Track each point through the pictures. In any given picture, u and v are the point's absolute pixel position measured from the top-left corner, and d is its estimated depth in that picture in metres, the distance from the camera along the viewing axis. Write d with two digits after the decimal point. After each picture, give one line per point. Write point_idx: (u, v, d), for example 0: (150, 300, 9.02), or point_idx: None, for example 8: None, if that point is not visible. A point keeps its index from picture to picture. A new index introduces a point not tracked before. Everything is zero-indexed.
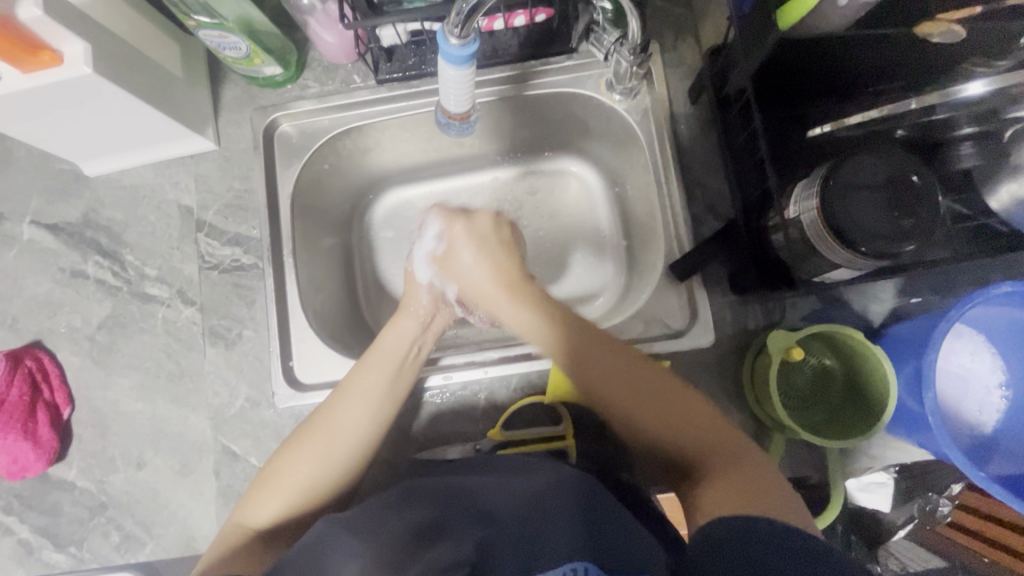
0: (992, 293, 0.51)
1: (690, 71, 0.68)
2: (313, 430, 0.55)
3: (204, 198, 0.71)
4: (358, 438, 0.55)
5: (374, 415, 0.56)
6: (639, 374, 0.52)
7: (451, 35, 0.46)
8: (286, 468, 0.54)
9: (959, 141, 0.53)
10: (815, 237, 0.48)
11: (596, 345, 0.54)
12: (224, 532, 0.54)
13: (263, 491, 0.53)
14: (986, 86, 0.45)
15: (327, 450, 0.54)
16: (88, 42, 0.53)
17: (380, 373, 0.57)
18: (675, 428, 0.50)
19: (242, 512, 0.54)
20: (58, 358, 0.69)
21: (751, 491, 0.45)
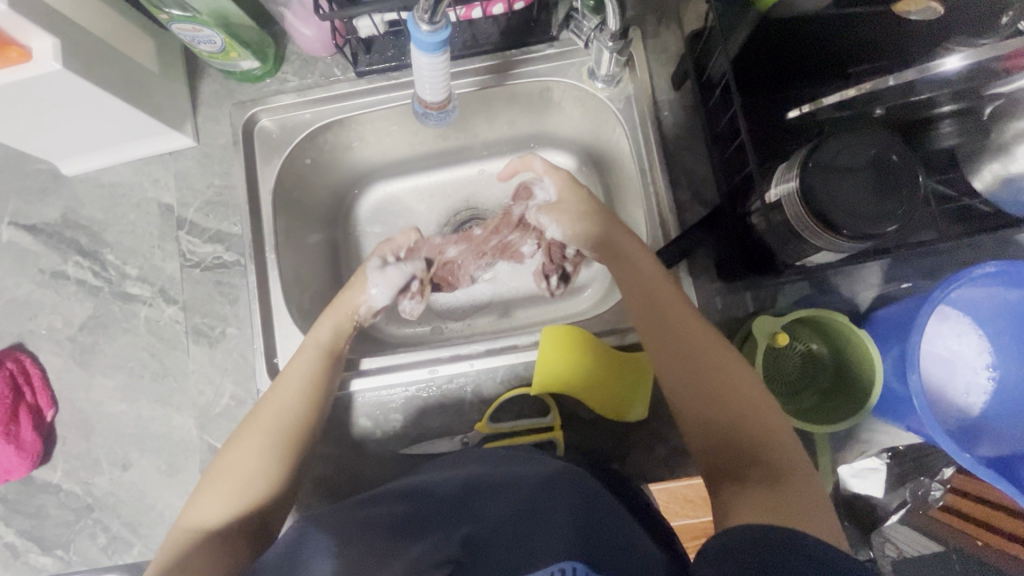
0: (976, 272, 0.50)
1: (673, 57, 0.67)
2: (252, 424, 0.56)
3: (184, 195, 0.70)
4: (298, 418, 0.56)
5: (302, 400, 0.57)
6: (714, 346, 0.53)
7: (421, 21, 0.45)
8: (231, 460, 0.54)
9: (940, 120, 0.53)
10: (796, 220, 0.47)
11: (684, 308, 0.56)
12: (165, 543, 0.50)
13: (211, 491, 0.52)
14: (962, 60, 0.44)
15: (267, 434, 0.55)
16: (57, 38, 0.52)
17: (309, 361, 0.60)
18: (739, 410, 0.49)
19: (185, 517, 0.51)
20: (40, 360, 0.68)
21: (794, 504, 0.42)
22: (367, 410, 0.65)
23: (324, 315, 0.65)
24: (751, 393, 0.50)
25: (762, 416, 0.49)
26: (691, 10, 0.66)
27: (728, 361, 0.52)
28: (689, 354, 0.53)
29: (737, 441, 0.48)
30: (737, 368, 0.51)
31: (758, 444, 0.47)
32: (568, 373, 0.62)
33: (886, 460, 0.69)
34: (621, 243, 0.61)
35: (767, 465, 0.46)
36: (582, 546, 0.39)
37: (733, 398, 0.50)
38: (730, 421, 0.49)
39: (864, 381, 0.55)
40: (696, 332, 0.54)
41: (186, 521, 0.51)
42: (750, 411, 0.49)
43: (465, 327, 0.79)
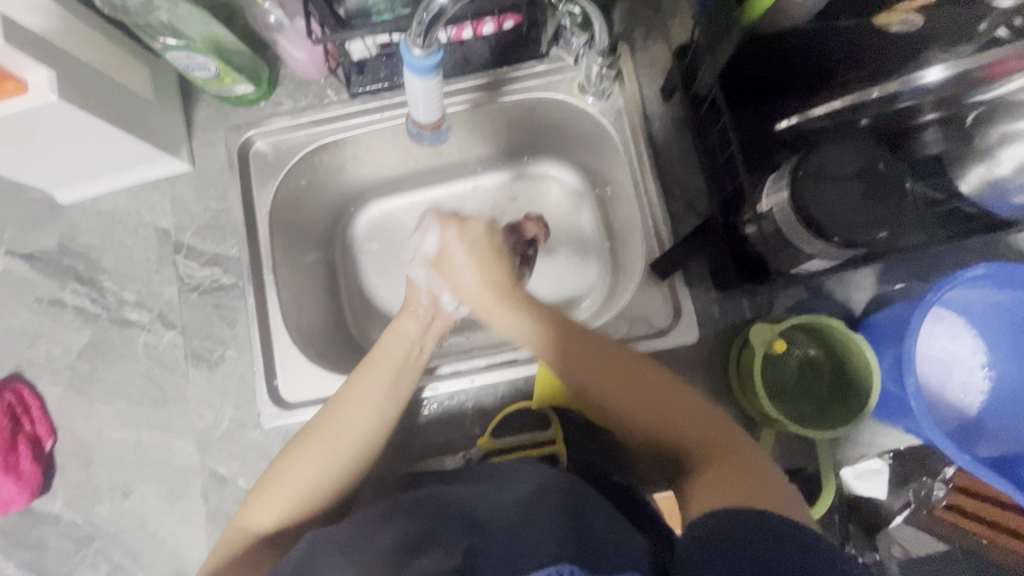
0: (967, 275, 0.51)
1: (661, 70, 0.68)
2: (318, 432, 0.55)
3: (181, 219, 0.71)
4: (360, 439, 0.55)
5: (376, 416, 0.56)
6: (622, 363, 0.53)
7: (414, 46, 0.45)
8: (290, 471, 0.53)
9: (924, 127, 0.55)
10: (789, 228, 0.48)
11: (581, 334, 0.55)
12: (225, 538, 0.54)
13: (267, 497, 0.53)
14: (942, 71, 0.47)
15: (328, 454, 0.54)
16: (53, 69, 0.53)
17: (380, 376, 0.57)
18: (666, 417, 0.51)
19: (240, 517, 0.54)
20: (38, 390, 0.68)
21: (752, 484, 0.45)
22: None
23: (393, 324, 0.62)
24: (673, 393, 0.52)
25: (691, 409, 0.51)
26: (677, 24, 0.67)
27: (642, 372, 0.53)
28: (629, 395, 0.52)
29: (675, 444, 0.50)
30: (653, 374, 0.53)
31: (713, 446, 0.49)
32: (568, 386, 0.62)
33: (888, 462, 0.70)
34: (513, 300, 0.59)
35: (711, 454, 0.48)
36: (578, 546, 0.41)
37: (658, 407, 0.51)
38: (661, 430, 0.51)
39: (863, 385, 0.55)
40: (600, 356, 0.54)
41: (242, 523, 0.53)
42: (676, 411, 0.51)
43: (464, 341, 0.79)
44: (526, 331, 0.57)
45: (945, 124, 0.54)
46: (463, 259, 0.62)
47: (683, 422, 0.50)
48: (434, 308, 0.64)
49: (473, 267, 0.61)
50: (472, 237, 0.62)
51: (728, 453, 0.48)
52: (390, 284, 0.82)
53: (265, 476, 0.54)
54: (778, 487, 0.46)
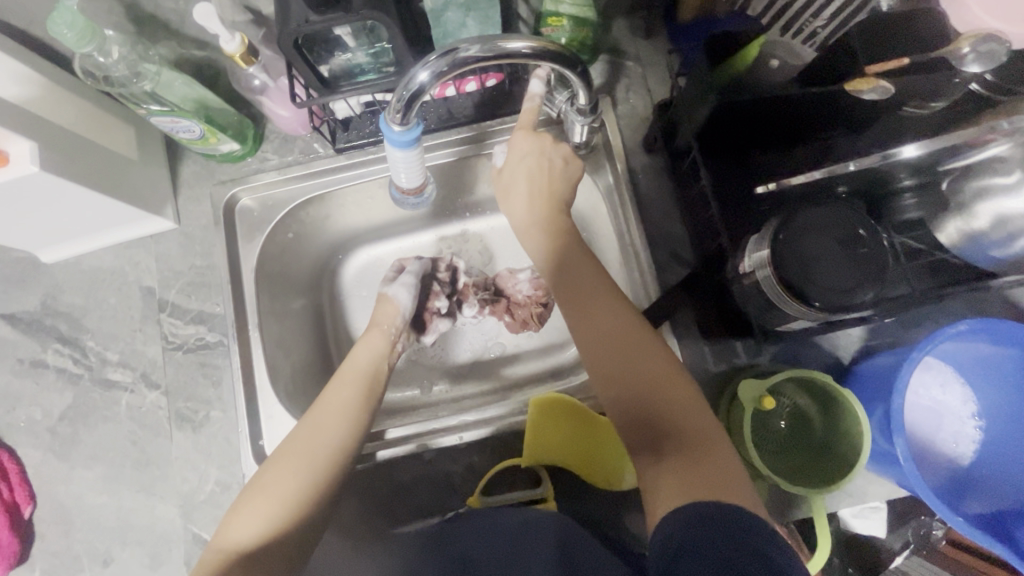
0: (952, 331, 0.50)
1: (643, 121, 0.69)
2: (295, 439, 0.55)
3: (165, 277, 0.70)
4: (335, 447, 0.55)
5: (349, 422, 0.56)
6: (629, 326, 0.54)
7: (393, 122, 0.46)
8: (269, 482, 0.53)
9: (902, 193, 0.56)
10: (769, 290, 0.48)
11: (595, 284, 0.57)
12: (206, 559, 0.51)
13: (246, 508, 0.52)
14: (917, 149, 0.49)
15: (306, 461, 0.54)
16: (35, 141, 0.53)
17: (352, 389, 0.59)
18: (650, 388, 0.51)
19: (219, 537, 0.51)
20: (18, 454, 0.66)
21: (713, 476, 0.45)
22: (357, 491, 0.64)
23: (366, 338, 0.65)
24: (662, 368, 0.52)
25: (676, 390, 0.51)
26: (657, 77, 0.68)
27: (641, 340, 0.54)
28: (626, 362, 0.53)
29: (652, 420, 0.50)
30: (648, 344, 0.53)
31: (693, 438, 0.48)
32: (557, 444, 0.61)
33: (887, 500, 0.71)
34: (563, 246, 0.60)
35: (679, 441, 0.48)
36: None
37: (646, 378, 0.52)
38: (641, 402, 0.51)
39: (854, 437, 0.54)
40: (608, 311, 0.55)
41: (218, 540, 0.51)
42: (660, 388, 0.51)
43: (455, 389, 0.78)
44: (556, 268, 0.60)
45: (922, 189, 0.55)
46: (522, 193, 0.62)
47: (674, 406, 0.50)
48: (404, 330, 0.68)
49: (521, 176, 0.61)
50: (528, 150, 0.61)
51: (696, 442, 0.48)
52: None
53: (246, 487, 0.53)
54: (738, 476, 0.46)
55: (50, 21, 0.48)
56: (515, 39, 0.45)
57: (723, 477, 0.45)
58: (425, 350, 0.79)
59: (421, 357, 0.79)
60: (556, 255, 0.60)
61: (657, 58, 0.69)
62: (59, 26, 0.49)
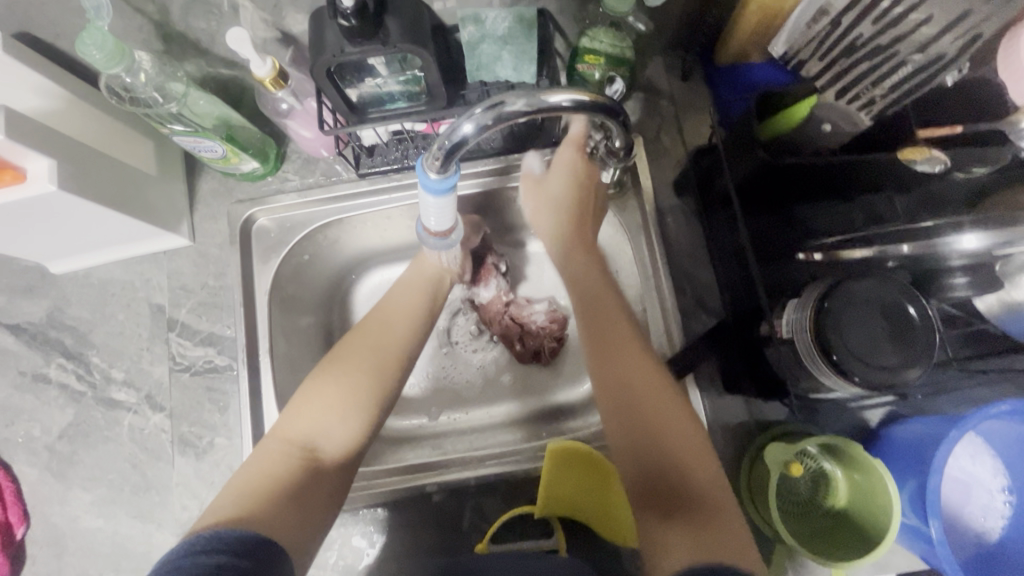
0: (993, 411, 0.49)
1: (674, 163, 0.67)
2: (364, 335, 0.59)
3: (176, 294, 0.68)
4: (402, 348, 0.59)
5: (413, 329, 0.61)
6: (647, 363, 0.53)
7: (431, 168, 0.44)
8: (341, 375, 0.55)
9: (951, 273, 0.51)
10: (808, 358, 0.46)
11: (614, 313, 0.56)
12: (267, 448, 0.51)
13: (319, 401, 0.53)
14: (976, 241, 0.45)
15: (377, 356, 0.57)
16: (54, 159, 0.51)
17: (418, 295, 0.63)
18: (664, 437, 0.50)
19: (286, 430, 0.52)
20: (13, 472, 0.64)
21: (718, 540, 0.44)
22: (360, 528, 0.62)
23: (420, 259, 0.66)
24: (678, 414, 0.51)
25: (688, 439, 0.50)
26: (692, 119, 0.67)
27: (656, 374, 0.52)
28: (642, 397, 0.51)
29: (661, 463, 0.49)
30: (664, 388, 0.52)
31: (700, 495, 0.47)
32: (573, 496, 0.59)
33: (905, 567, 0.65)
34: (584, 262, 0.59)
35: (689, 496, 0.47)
36: None
37: (661, 423, 0.50)
38: (649, 443, 0.50)
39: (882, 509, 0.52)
40: (626, 344, 0.54)
41: (287, 430, 0.52)
42: (672, 431, 0.50)
43: (464, 419, 0.76)
44: (578, 285, 0.58)
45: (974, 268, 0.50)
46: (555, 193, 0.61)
47: (683, 453, 0.49)
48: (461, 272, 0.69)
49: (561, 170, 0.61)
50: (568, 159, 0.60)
51: (705, 504, 0.47)
52: None
53: (315, 380, 0.55)
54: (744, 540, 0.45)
55: (79, 41, 0.47)
56: (559, 94, 0.43)
57: (734, 543, 0.44)
58: (436, 377, 0.77)
59: (433, 386, 0.77)
60: (577, 278, 0.59)
61: (695, 102, 0.67)
62: (88, 47, 0.47)
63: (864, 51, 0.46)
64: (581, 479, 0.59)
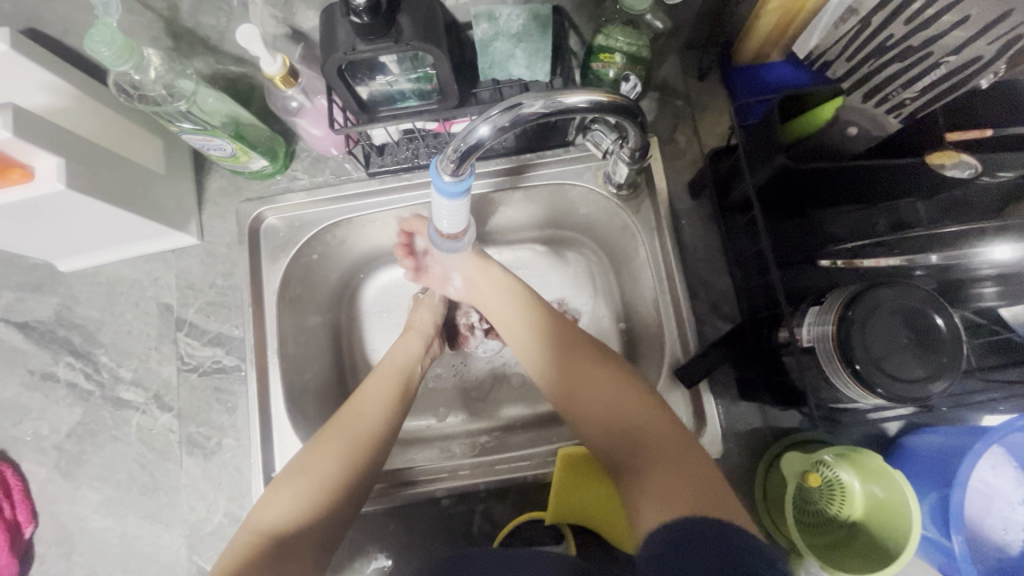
0: (1018, 423, 0.47)
1: (690, 165, 0.66)
2: (336, 420, 0.58)
3: (184, 294, 0.68)
4: (373, 431, 0.58)
5: (385, 410, 0.60)
6: (609, 378, 0.56)
7: (443, 171, 0.43)
8: (310, 462, 0.54)
9: (979, 281, 0.49)
10: (830, 369, 0.45)
11: (571, 341, 0.60)
12: (236, 542, 0.50)
13: (286, 489, 0.53)
14: (1011, 252, 0.47)
15: (345, 441, 0.56)
16: (62, 157, 0.51)
17: (389, 380, 0.63)
18: (620, 413, 0.53)
19: (255, 520, 0.51)
20: (22, 471, 0.64)
21: (686, 484, 0.45)
22: (368, 532, 0.62)
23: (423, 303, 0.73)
24: (627, 391, 0.54)
25: (659, 424, 0.51)
26: (708, 119, 0.65)
27: (598, 361, 0.57)
28: (592, 384, 0.56)
29: (625, 437, 0.52)
30: (628, 387, 0.55)
31: (663, 449, 0.49)
32: (583, 502, 0.58)
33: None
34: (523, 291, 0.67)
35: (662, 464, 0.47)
36: None
37: (612, 399, 0.54)
38: (610, 423, 0.53)
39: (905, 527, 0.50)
40: (586, 367, 0.57)
41: (252, 521, 0.51)
42: (623, 403, 0.54)
43: (473, 422, 0.75)
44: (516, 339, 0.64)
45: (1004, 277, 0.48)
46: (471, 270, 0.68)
47: (637, 420, 0.52)
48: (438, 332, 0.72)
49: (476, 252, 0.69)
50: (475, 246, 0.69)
51: (670, 455, 0.48)
52: None
53: (285, 467, 0.54)
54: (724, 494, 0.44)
55: (87, 37, 0.46)
56: (575, 95, 0.42)
57: (706, 494, 0.44)
58: (444, 379, 0.77)
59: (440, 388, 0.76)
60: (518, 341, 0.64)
61: (711, 102, 0.66)
62: (96, 44, 0.47)
63: (894, 53, 0.48)
64: (593, 484, 0.58)
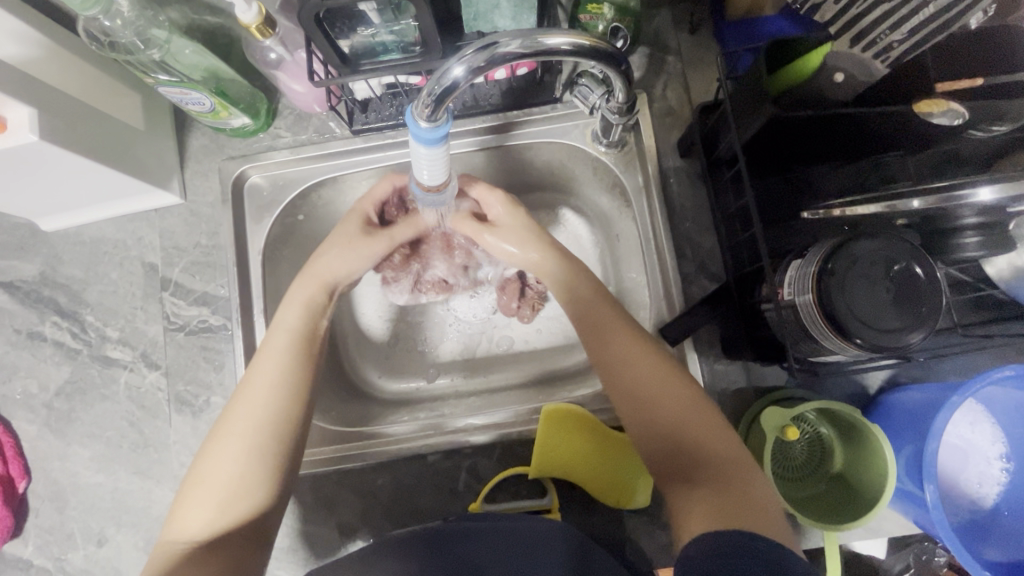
0: (995, 375, 0.48)
1: (680, 122, 0.64)
2: (228, 416, 0.52)
3: (169, 254, 0.67)
4: (273, 421, 0.52)
5: (279, 395, 0.53)
6: (654, 362, 0.53)
7: (420, 117, 0.42)
8: (207, 468, 0.50)
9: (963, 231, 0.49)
10: (810, 321, 0.45)
11: (609, 315, 0.56)
12: (156, 552, 0.48)
13: (193, 497, 0.49)
14: (994, 193, 0.45)
15: (243, 437, 0.50)
16: (35, 108, 0.50)
17: (285, 355, 0.55)
18: (672, 417, 0.50)
19: (170, 528, 0.49)
20: (13, 428, 0.65)
21: (738, 506, 0.44)
22: (355, 487, 0.63)
23: (352, 247, 0.62)
24: (681, 392, 0.51)
25: (708, 425, 0.49)
26: (699, 75, 0.64)
27: (653, 355, 0.53)
28: (642, 377, 0.52)
29: (674, 439, 0.49)
30: (679, 385, 0.51)
31: (716, 464, 0.47)
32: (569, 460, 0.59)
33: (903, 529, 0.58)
34: (572, 271, 0.61)
35: (711, 468, 0.47)
36: None
37: (666, 400, 0.51)
38: (652, 416, 0.51)
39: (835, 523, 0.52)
40: (627, 344, 0.54)
41: (171, 532, 0.48)
42: (669, 401, 0.51)
43: (462, 383, 0.75)
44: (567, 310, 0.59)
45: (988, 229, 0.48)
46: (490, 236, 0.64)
47: (687, 424, 0.50)
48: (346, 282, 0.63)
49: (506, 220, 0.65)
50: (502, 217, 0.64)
51: (725, 470, 0.47)
52: (388, 319, 0.77)
53: (187, 475, 0.50)
54: (772, 509, 0.45)
55: None
56: (556, 36, 0.42)
57: (753, 515, 0.44)
58: (431, 341, 0.77)
59: (428, 349, 0.77)
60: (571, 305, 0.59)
61: (702, 57, 0.64)
62: None
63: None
64: (574, 439, 0.59)
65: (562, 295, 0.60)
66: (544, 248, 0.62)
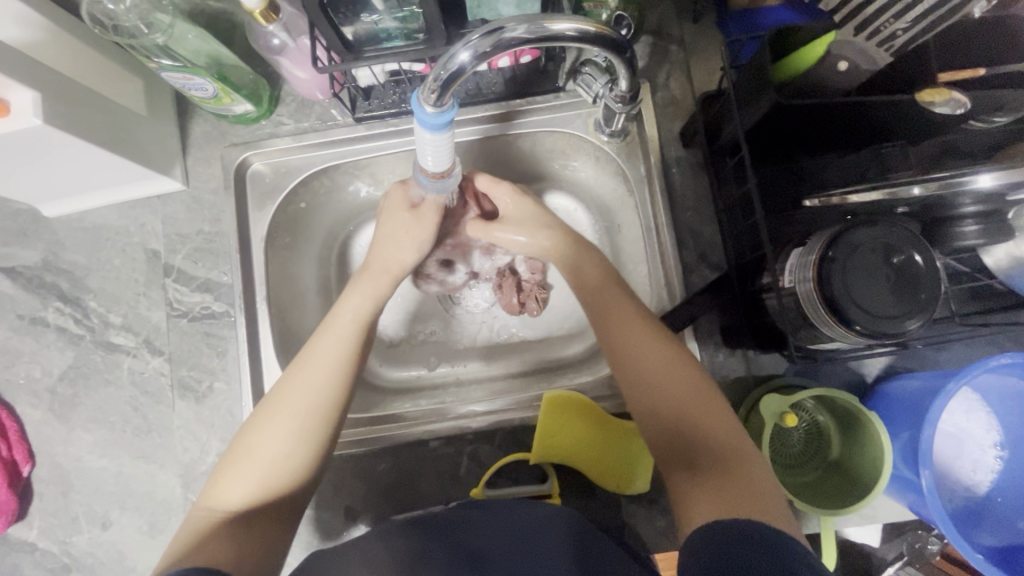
0: (992, 363, 0.48)
1: (683, 111, 0.64)
2: (279, 393, 0.52)
3: (172, 241, 0.68)
4: (326, 403, 0.52)
5: (332, 379, 0.53)
6: (662, 347, 0.53)
7: (426, 102, 0.42)
8: (256, 444, 0.50)
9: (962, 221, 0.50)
10: (810, 309, 0.46)
11: (618, 301, 0.56)
12: (190, 517, 0.49)
13: (236, 469, 0.50)
14: (993, 179, 0.47)
15: (296, 416, 0.51)
16: (39, 92, 0.50)
17: (341, 340, 0.56)
18: (678, 405, 0.50)
19: (207, 496, 0.49)
20: (17, 412, 0.65)
21: (741, 495, 0.45)
22: (358, 473, 0.63)
23: (408, 231, 0.62)
24: (687, 379, 0.51)
25: (713, 413, 0.50)
26: (701, 64, 0.64)
27: (663, 342, 0.53)
28: (650, 363, 0.53)
29: (678, 426, 0.50)
30: (686, 372, 0.52)
31: (720, 451, 0.48)
32: (569, 442, 0.60)
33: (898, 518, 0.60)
34: (578, 258, 0.60)
35: (716, 455, 0.48)
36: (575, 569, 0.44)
37: (673, 386, 0.51)
38: (658, 403, 0.51)
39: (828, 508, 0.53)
40: (638, 330, 0.54)
41: (209, 499, 0.49)
42: (676, 388, 0.51)
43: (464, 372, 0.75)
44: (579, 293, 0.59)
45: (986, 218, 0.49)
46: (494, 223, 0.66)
47: (691, 412, 0.50)
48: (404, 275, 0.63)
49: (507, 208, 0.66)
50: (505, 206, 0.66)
51: (726, 456, 0.47)
52: (389, 307, 0.78)
53: (231, 447, 0.51)
54: (774, 493, 0.46)
55: None
56: (562, 21, 0.42)
57: (754, 500, 0.44)
58: (432, 330, 0.77)
59: (430, 337, 0.77)
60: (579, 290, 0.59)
61: (705, 47, 0.64)
62: None
63: None
64: (574, 424, 0.60)
65: (574, 279, 0.60)
66: (546, 233, 0.62)
